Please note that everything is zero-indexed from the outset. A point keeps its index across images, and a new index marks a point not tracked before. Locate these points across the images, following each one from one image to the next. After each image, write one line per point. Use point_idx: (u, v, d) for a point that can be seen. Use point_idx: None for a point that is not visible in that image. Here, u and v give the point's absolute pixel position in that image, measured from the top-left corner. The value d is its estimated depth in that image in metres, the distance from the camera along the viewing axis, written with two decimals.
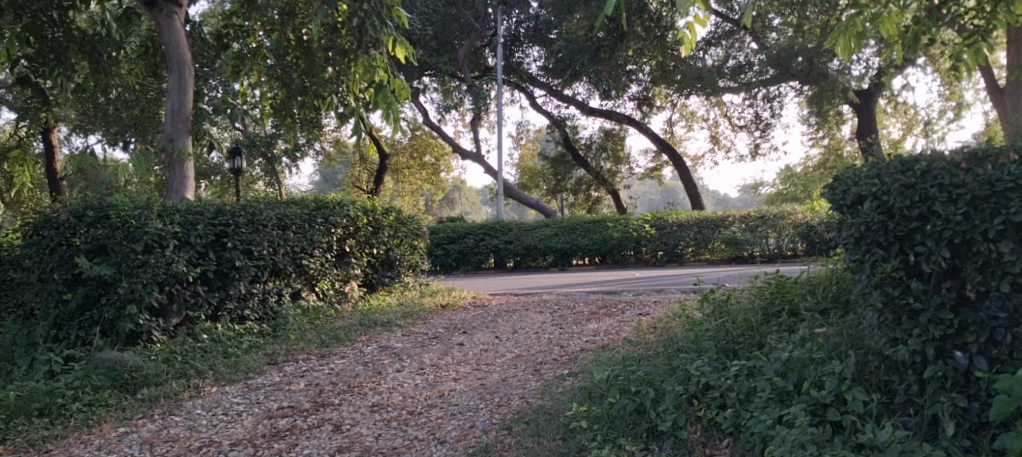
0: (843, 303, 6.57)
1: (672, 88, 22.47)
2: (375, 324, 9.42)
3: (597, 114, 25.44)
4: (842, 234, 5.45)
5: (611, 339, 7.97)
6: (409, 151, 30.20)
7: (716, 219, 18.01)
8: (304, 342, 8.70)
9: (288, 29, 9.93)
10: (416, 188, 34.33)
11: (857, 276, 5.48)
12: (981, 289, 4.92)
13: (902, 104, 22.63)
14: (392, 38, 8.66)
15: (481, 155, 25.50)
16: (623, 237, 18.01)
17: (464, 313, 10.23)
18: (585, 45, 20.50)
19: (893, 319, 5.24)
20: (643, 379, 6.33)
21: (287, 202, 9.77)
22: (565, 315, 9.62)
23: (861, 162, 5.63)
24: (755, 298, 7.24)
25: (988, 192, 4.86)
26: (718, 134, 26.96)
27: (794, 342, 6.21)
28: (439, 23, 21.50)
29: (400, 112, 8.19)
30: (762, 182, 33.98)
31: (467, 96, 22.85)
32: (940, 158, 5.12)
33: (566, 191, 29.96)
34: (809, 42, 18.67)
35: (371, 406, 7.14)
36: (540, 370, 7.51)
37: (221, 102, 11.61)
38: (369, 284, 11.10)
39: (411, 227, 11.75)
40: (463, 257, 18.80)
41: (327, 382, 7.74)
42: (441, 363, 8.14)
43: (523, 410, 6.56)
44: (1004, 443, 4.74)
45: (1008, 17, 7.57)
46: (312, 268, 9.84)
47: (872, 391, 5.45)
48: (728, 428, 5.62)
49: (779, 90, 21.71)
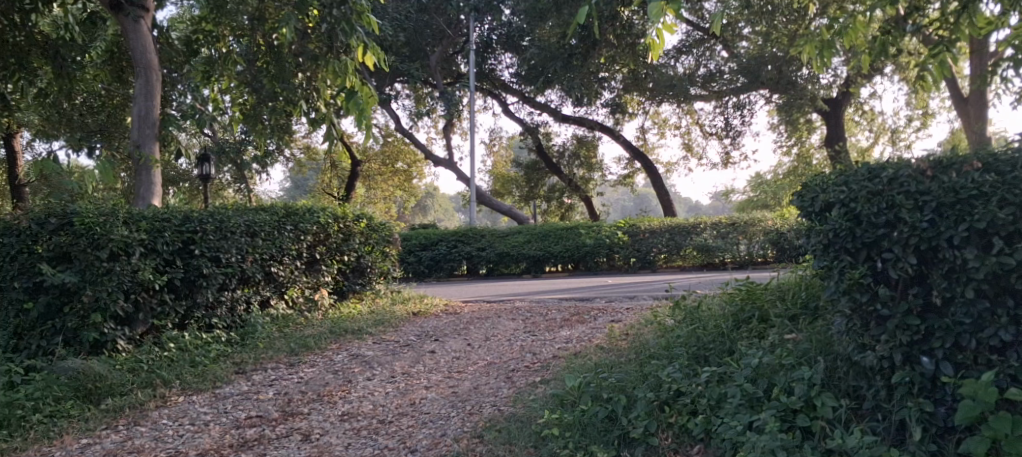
0: (812, 310, 6.62)
1: (644, 95, 22.56)
2: (345, 332, 9.34)
3: (570, 121, 25.46)
4: (811, 241, 5.52)
5: (583, 346, 7.96)
6: (381, 158, 30.07)
7: (688, 225, 18.11)
8: (272, 351, 8.60)
9: (258, 34, 9.91)
10: (389, 194, 34.18)
11: (826, 283, 5.54)
12: (947, 296, 4.95)
13: (869, 112, 22.93)
14: (362, 44, 8.44)
15: (454, 161, 25.43)
16: (596, 244, 18.03)
17: (436, 320, 10.18)
18: (559, 52, 20.73)
19: (862, 324, 5.30)
20: (616, 386, 6.34)
21: (256, 209, 9.66)
22: (537, 323, 9.60)
23: (829, 169, 5.69)
24: (725, 305, 7.27)
25: (953, 200, 4.91)
26: (691, 142, 27.10)
27: (764, 348, 6.26)
28: (411, 30, 21.38)
29: (372, 119, 8.02)
30: (733, 190, 34.28)
31: (439, 102, 22.75)
32: (906, 166, 5.18)
33: (539, 198, 29.99)
34: (778, 51, 18.90)
35: (341, 415, 7.07)
36: (512, 377, 7.49)
37: (189, 107, 11.48)
38: (340, 291, 10.99)
39: (382, 234, 11.67)
40: (435, 264, 18.71)
41: (296, 391, 7.66)
42: (412, 371, 8.08)
43: (495, 417, 6.53)
44: (969, 447, 4.81)
45: (972, 29, 7.70)
46: (281, 275, 9.75)
47: (842, 397, 5.50)
48: (699, 434, 5.65)
49: (750, 98, 21.90)
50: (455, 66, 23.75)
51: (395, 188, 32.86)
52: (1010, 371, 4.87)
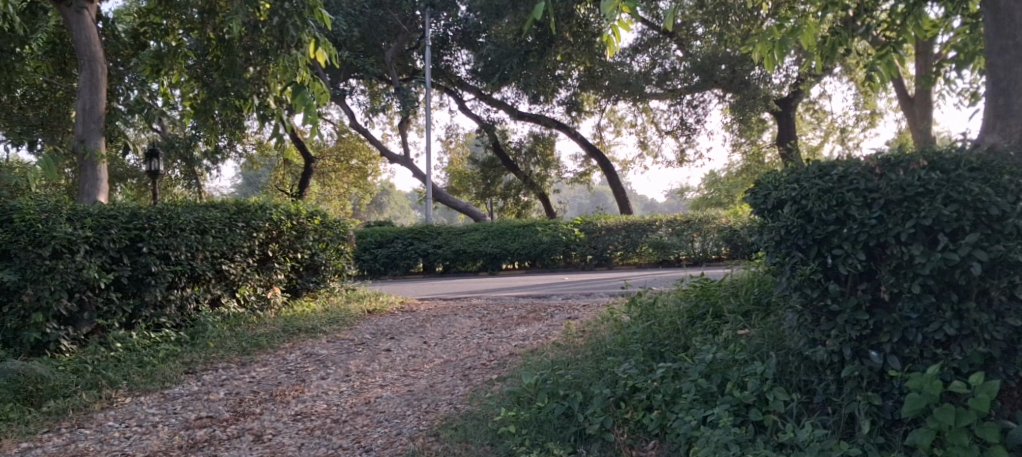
0: (765, 305, 6.72)
1: (600, 94, 22.68)
2: (299, 331, 9.20)
3: (527, 118, 25.47)
4: (763, 237, 5.58)
5: (540, 343, 7.96)
6: (336, 155, 29.75)
7: (644, 223, 18.24)
8: (223, 350, 8.44)
9: (209, 27, 9.69)
10: (344, 192, 33.95)
11: (778, 279, 5.62)
12: (894, 291, 5.06)
13: (819, 111, 23.34)
14: (314, 39, 8.43)
15: (410, 158, 25.25)
16: (553, 241, 18.09)
17: (392, 318, 10.10)
18: (514, 49, 20.71)
19: (812, 320, 5.37)
20: (572, 383, 6.36)
21: (206, 206, 9.47)
22: (494, 320, 9.58)
23: (781, 167, 5.77)
24: (680, 301, 7.35)
25: (900, 197, 5.00)
26: (647, 140, 27.29)
27: (718, 344, 6.33)
28: (366, 25, 21.14)
29: (320, 114, 7.94)
30: (688, 188, 34.71)
31: (395, 98, 22.53)
32: (856, 164, 5.27)
33: (495, 195, 29.98)
34: (732, 51, 19.27)
35: (294, 415, 6.97)
36: (468, 375, 7.46)
37: (135, 101, 11.21)
38: (293, 289, 10.83)
39: (337, 231, 11.52)
40: (391, 261, 18.60)
41: (247, 391, 7.53)
42: (367, 370, 8.01)
43: (451, 416, 6.50)
44: (914, 439, 4.89)
45: (917, 31, 7.93)
46: (232, 273, 9.55)
47: (793, 391, 5.59)
48: (654, 430, 5.69)
49: (704, 97, 22.13)
50: (411, 62, 23.76)
51: (350, 185, 32.60)
52: (954, 365, 4.97)
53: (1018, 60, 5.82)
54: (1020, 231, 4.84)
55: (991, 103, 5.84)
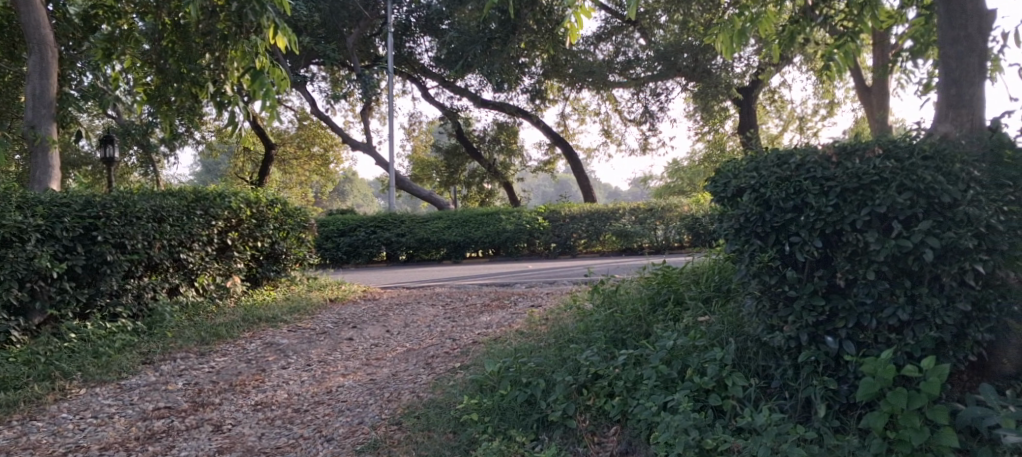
0: (725, 292, 6.81)
1: (564, 82, 22.49)
2: (259, 320, 9.11)
3: (490, 106, 25.41)
4: (722, 225, 5.64)
5: (503, 330, 7.98)
6: (297, 141, 29.39)
7: (607, 211, 18.35)
8: (182, 340, 8.33)
9: (164, 11, 9.37)
10: (306, 179, 33.69)
11: (737, 265, 5.69)
12: (850, 277, 5.15)
13: (779, 101, 23.59)
14: (274, 24, 8.24)
15: (372, 146, 25.07)
16: (516, 230, 18.11)
17: (354, 307, 10.05)
18: (477, 36, 20.69)
19: (770, 306, 5.45)
20: (534, 370, 6.38)
21: (163, 194, 9.32)
22: (457, 308, 9.58)
23: (741, 155, 5.83)
24: (643, 288, 7.43)
25: (856, 185, 5.09)
26: (610, 128, 27.39)
27: (679, 330, 6.40)
28: (327, 11, 20.90)
29: (279, 100, 7.86)
30: (651, 176, 34.97)
31: (357, 85, 22.27)
32: (813, 152, 5.35)
33: (459, 183, 29.91)
34: (694, 39, 19.42)
35: (254, 405, 6.91)
36: (431, 363, 7.46)
37: (88, 87, 10.96)
38: (253, 278, 10.71)
39: (297, 220, 11.41)
40: (354, 250, 18.46)
41: (207, 380, 7.44)
42: (329, 359, 7.96)
43: (413, 404, 6.49)
44: (868, 422, 4.97)
45: (873, 23, 8.09)
46: (191, 262, 9.42)
47: (751, 376, 5.69)
48: (615, 416, 5.73)
49: (666, 85, 22.24)
50: (373, 48, 23.54)
51: (311, 173, 32.33)
52: (906, 349, 5.06)
53: (970, 51, 5.93)
54: (971, 218, 4.94)
55: (944, 93, 5.95)
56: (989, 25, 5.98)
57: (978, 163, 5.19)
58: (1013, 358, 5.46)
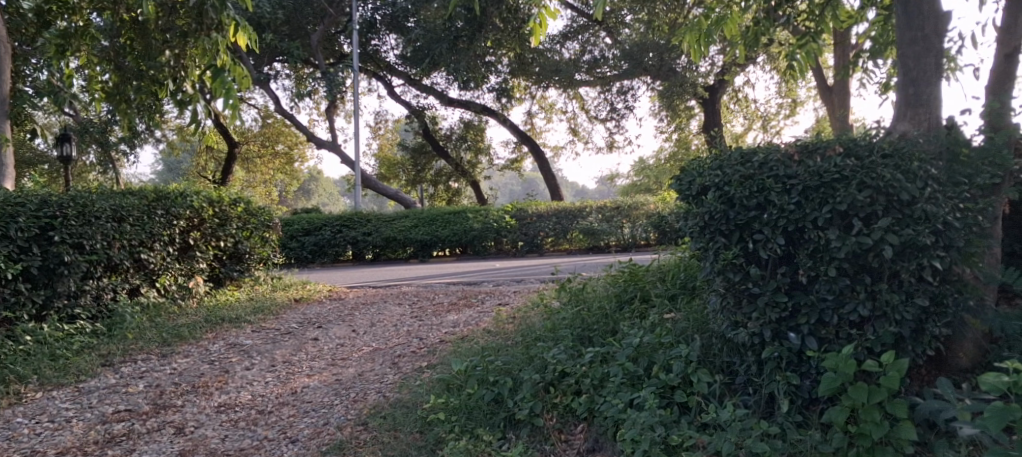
0: (690, 289, 6.88)
1: (531, 80, 22.52)
2: (222, 321, 8.99)
3: (456, 104, 25.35)
4: (688, 223, 5.69)
5: (470, 329, 7.97)
6: (261, 140, 29.02)
7: (574, 210, 18.39)
8: (143, 341, 8.20)
9: (122, 8, 9.05)
10: (270, 178, 33.38)
11: (702, 263, 5.74)
12: (811, 274, 5.20)
13: (742, 100, 23.83)
14: (234, 22, 8.12)
15: (338, 144, 24.88)
16: (483, 228, 18.08)
17: (319, 307, 9.97)
18: (443, 34, 20.64)
19: (734, 303, 5.51)
20: (501, 369, 6.38)
21: (123, 194, 9.18)
22: (424, 307, 9.54)
23: (705, 154, 5.88)
24: (609, 286, 7.48)
25: (818, 183, 5.15)
26: (577, 126, 27.46)
27: (645, 328, 6.45)
28: (290, 8, 20.69)
29: (241, 98, 7.73)
30: (617, 175, 35.13)
31: (321, 83, 22.05)
32: (775, 151, 5.41)
33: (426, 182, 29.81)
34: (660, 39, 19.56)
35: (217, 406, 6.82)
36: (398, 363, 7.42)
37: (43, 84, 10.72)
38: (216, 278, 10.57)
39: (261, 219, 11.27)
40: (319, 249, 18.31)
41: (168, 382, 7.33)
42: (294, 359, 7.88)
43: (380, 404, 6.46)
44: (830, 417, 4.99)
45: (835, 23, 8.21)
46: (152, 263, 9.27)
47: (716, 373, 5.75)
48: (582, 414, 5.75)
49: (632, 84, 22.35)
50: (338, 46, 23.38)
51: (275, 171, 32.03)
52: (867, 344, 5.13)
53: (927, 51, 6.02)
54: (928, 215, 5.05)
55: (902, 92, 6.05)
56: (945, 26, 6.09)
57: (935, 162, 5.29)
58: (969, 352, 5.58)
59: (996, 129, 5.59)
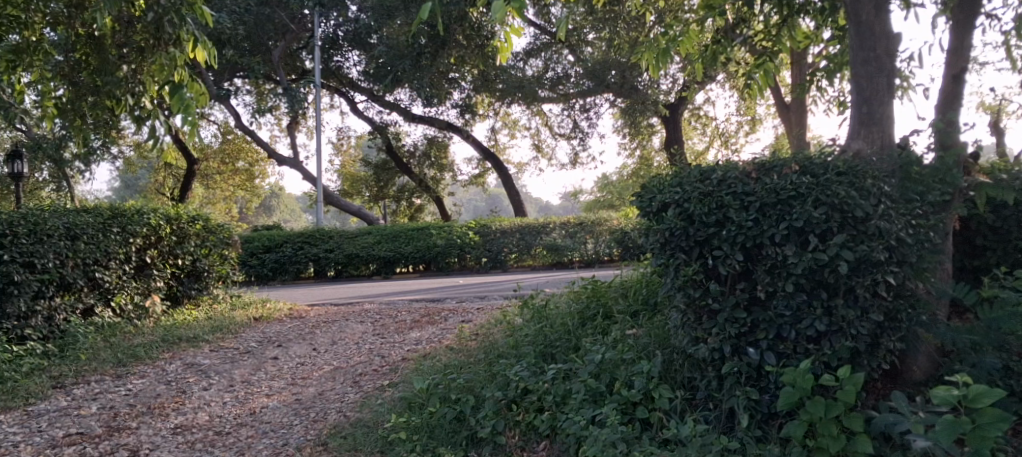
0: (652, 306, 6.93)
1: (494, 96, 22.54)
2: (179, 341, 8.84)
3: (419, 121, 25.31)
4: (649, 239, 5.73)
5: (432, 347, 7.93)
6: (220, 157, 28.67)
7: (538, 225, 18.45)
8: (97, 362, 8.03)
9: (77, 22, 8.72)
10: (230, 194, 33.00)
11: (663, 279, 5.79)
12: (769, 290, 5.27)
13: (703, 117, 24.10)
14: (192, 37, 8.03)
15: (299, 160, 24.69)
16: (447, 244, 18.03)
17: (279, 325, 9.84)
18: (407, 51, 20.59)
19: (695, 319, 5.58)
20: (464, 387, 6.36)
21: (77, 211, 9.04)
22: (386, 325, 9.47)
23: (666, 171, 5.92)
24: (572, 303, 7.51)
25: (775, 200, 5.22)
26: (541, 143, 27.56)
27: (607, 344, 6.48)
28: (251, 23, 20.48)
29: (200, 115, 7.59)
30: (581, 190, 35.33)
31: (282, 98, 21.87)
32: (733, 168, 5.48)
33: (388, 198, 29.70)
34: (622, 58, 19.78)
35: (174, 428, 6.69)
36: (360, 381, 7.35)
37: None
38: (173, 297, 10.38)
39: (220, 236, 11.13)
40: (280, 266, 18.11)
41: (123, 404, 7.18)
42: (253, 379, 7.78)
43: (340, 424, 6.41)
44: (789, 431, 5.04)
45: (792, 43, 8.40)
46: (107, 281, 9.10)
47: (677, 388, 5.79)
48: (544, 431, 5.74)
49: (595, 102, 22.53)
50: (300, 61, 23.29)
51: (235, 188, 31.68)
52: (824, 359, 5.20)
53: (878, 71, 6.17)
54: (882, 232, 5.15)
55: (857, 110, 6.18)
56: (895, 47, 6.26)
57: (889, 179, 5.40)
58: (923, 366, 5.71)
59: (946, 147, 5.73)
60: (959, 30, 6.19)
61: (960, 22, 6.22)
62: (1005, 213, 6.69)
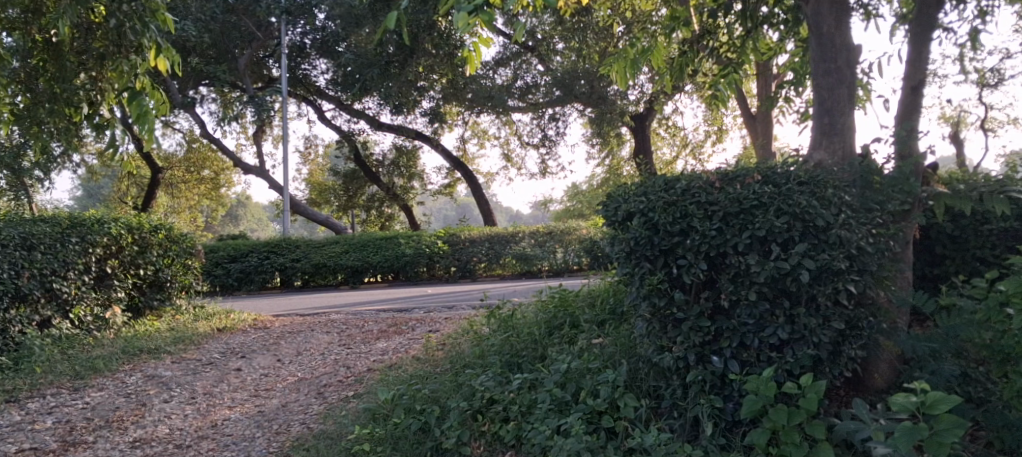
0: (619, 315, 6.95)
1: (463, 105, 22.46)
2: (140, 352, 8.70)
3: (388, 129, 25.19)
4: (614, 248, 5.74)
5: (399, 357, 7.87)
6: (185, 166, 28.35)
7: (507, 235, 18.44)
8: (53, 375, 7.88)
9: (33, 29, 8.59)
10: (196, 203, 32.60)
11: (628, 288, 5.80)
12: (733, 298, 5.31)
13: (672, 127, 24.24)
14: (156, 44, 7.90)
15: (266, 169, 24.47)
16: (415, 253, 17.94)
17: (243, 336, 9.73)
18: (375, 59, 20.54)
19: (660, 327, 5.60)
20: (429, 397, 6.33)
21: (33, 221, 8.90)
22: (353, 335, 9.39)
23: (631, 180, 5.94)
24: (539, 312, 7.51)
25: (737, 209, 5.26)
26: (510, 152, 27.58)
27: (573, 353, 6.48)
28: (217, 31, 20.30)
29: (155, 129, 7.35)
30: (551, 200, 35.39)
31: (248, 107, 21.64)
32: (697, 177, 5.51)
33: (358, 207, 29.54)
34: (590, 67, 19.93)
35: (132, 442, 6.58)
36: (324, 393, 7.28)
37: None
38: (135, 308, 10.22)
39: (183, 246, 10.98)
40: (245, 276, 17.90)
41: (80, 418, 7.04)
42: (215, 391, 7.68)
43: (303, 436, 6.34)
44: (752, 439, 5.06)
45: (756, 54, 8.51)
46: (66, 293, 8.93)
47: (643, 397, 5.80)
48: (510, 441, 5.72)
49: (564, 111, 22.60)
50: (266, 69, 23.16)
51: (201, 196, 31.33)
52: (786, 367, 5.23)
53: (840, 82, 6.25)
54: (843, 241, 5.20)
55: (818, 121, 6.25)
56: (855, 59, 6.36)
57: (849, 189, 5.47)
58: (884, 374, 5.81)
59: (905, 156, 5.81)
60: (917, 42, 6.31)
61: (918, 34, 6.34)
62: (963, 222, 6.81)
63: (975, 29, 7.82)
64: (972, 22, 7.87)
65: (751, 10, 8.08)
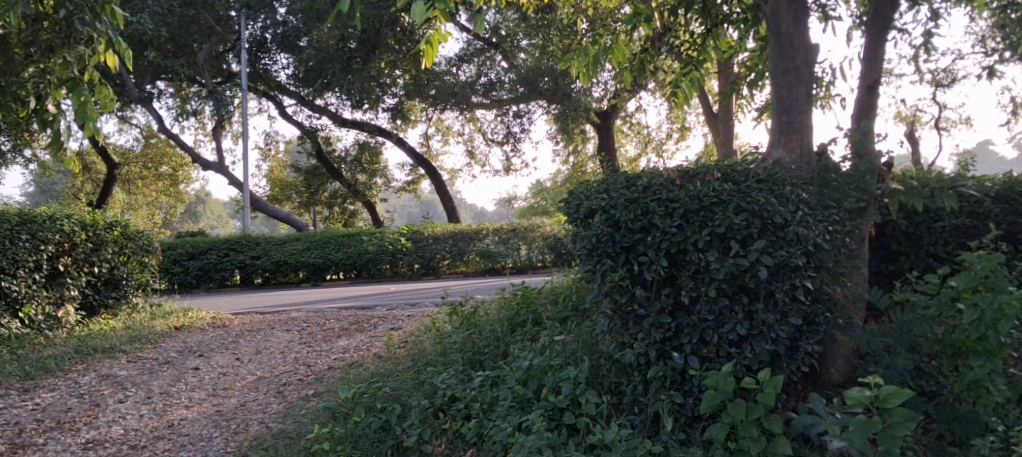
0: (581, 311, 6.96)
1: (426, 102, 22.22)
2: (94, 352, 8.52)
3: (350, 125, 25.00)
4: (576, 245, 5.74)
5: (360, 355, 7.81)
6: (142, 162, 27.88)
7: (471, 232, 18.39)
8: (3, 376, 7.68)
9: None
10: (153, 201, 32.07)
11: (590, 285, 5.81)
12: (692, 295, 5.34)
13: (636, 124, 24.41)
14: (105, 37, 7.70)
15: (226, 166, 24.14)
16: (378, 251, 17.82)
17: (202, 335, 9.58)
18: (336, 54, 20.40)
19: (621, 324, 5.62)
20: (390, 396, 6.29)
21: None
22: (313, 333, 9.30)
23: (593, 178, 5.95)
24: (502, 309, 7.50)
25: (697, 206, 5.29)
26: (474, 149, 27.54)
27: (535, 350, 6.48)
28: (175, 24, 19.98)
29: (96, 119, 7.12)
30: (514, 196, 35.42)
31: (207, 102, 21.32)
32: (658, 175, 5.52)
33: (320, 204, 29.31)
34: (554, 65, 20.03)
35: (85, 443, 6.44)
36: (283, 392, 7.20)
37: None
38: (89, 306, 10.02)
39: (139, 243, 10.75)
40: (204, 274, 17.61)
41: (30, 419, 6.87)
42: (171, 391, 7.54)
43: (261, 436, 6.28)
44: (711, 434, 5.11)
45: (716, 52, 8.57)
46: (15, 291, 8.73)
47: (605, 394, 5.82)
48: (471, 439, 5.70)
49: (528, 108, 22.62)
50: (226, 64, 22.88)
51: (159, 193, 30.82)
52: (745, 362, 5.29)
53: (798, 81, 6.32)
54: (800, 237, 5.26)
55: (777, 119, 6.30)
56: (813, 58, 6.44)
57: (807, 186, 5.54)
58: (841, 369, 5.91)
59: (861, 155, 5.89)
60: (873, 42, 6.40)
61: (874, 34, 6.45)
62: (917, 219, 6.94)
63: (928, 31, 7.98)
64: (925, 25, 8.02)
65: (711, 10, 8.15)
